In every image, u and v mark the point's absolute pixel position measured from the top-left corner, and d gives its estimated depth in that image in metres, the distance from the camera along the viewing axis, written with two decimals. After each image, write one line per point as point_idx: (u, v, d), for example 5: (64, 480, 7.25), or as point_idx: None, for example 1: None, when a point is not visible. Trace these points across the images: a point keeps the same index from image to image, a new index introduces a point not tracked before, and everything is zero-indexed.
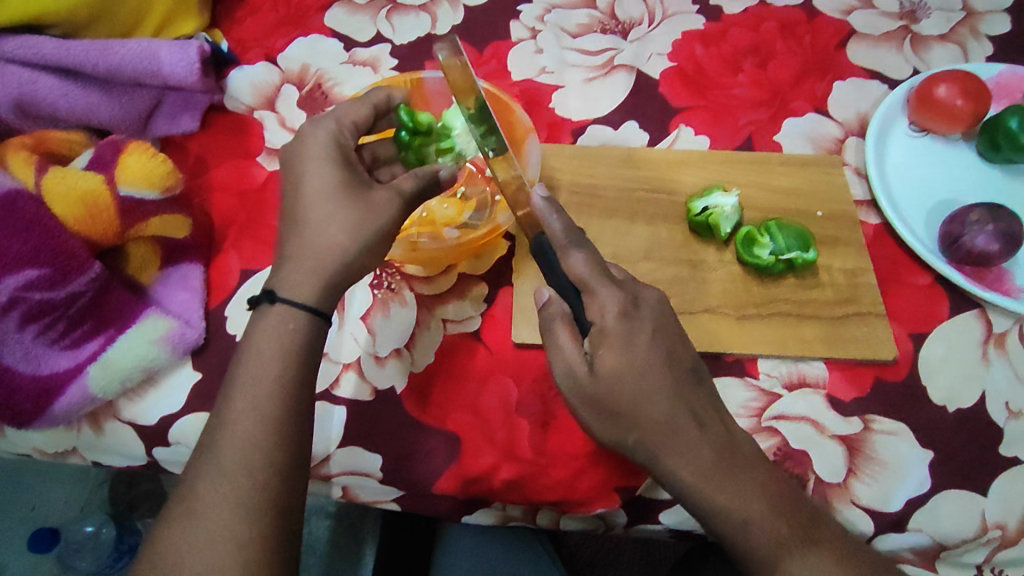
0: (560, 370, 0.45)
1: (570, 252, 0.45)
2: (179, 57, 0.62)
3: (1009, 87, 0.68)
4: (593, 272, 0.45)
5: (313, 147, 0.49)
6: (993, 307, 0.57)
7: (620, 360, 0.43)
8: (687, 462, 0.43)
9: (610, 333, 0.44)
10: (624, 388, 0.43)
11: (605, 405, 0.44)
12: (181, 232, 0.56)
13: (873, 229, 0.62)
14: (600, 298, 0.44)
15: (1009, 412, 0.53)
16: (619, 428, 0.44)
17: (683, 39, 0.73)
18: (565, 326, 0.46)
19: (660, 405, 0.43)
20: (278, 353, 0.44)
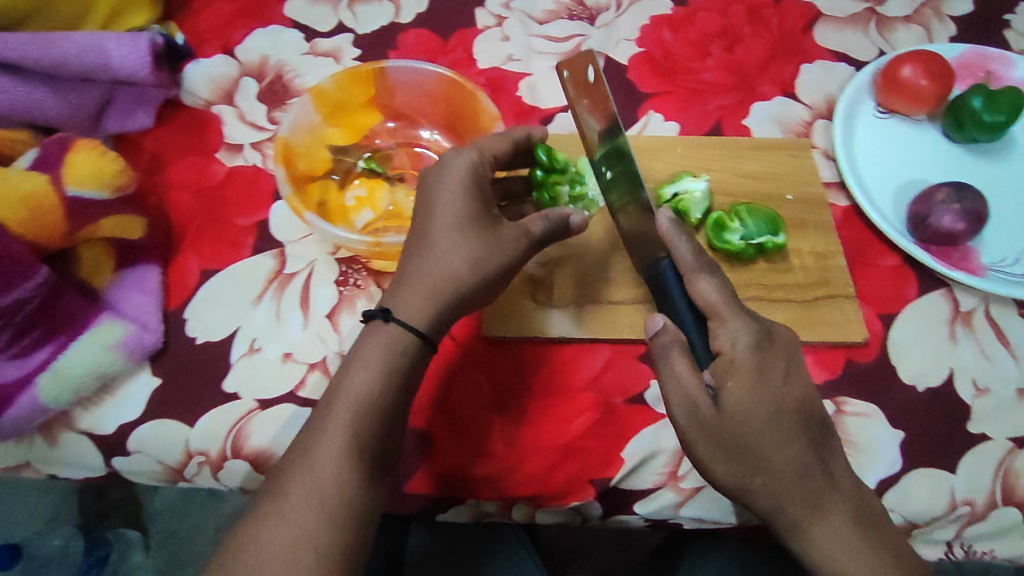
0: (676, 402, 0.44)
1: (698, 277, 0.47)
2: (129, 49, 0.60)
3: (972, 66, 0.68)
4: (723, 300, 0.46)
5: (447, 189, 0.48)
6: (960, 286, 0.58)
7: (746, 392, 0.43)
8: (794, 492, 0.43)
9: (739, 364, 0.43)
10: (754, 426, 0.43)
11: (729, 441, 0.43)
12: (136, 233, 0.54)
13: (842, 211, 0.62)
14: (729, 325, 0.45)
15: (976, 389, 0.54)
16: (732, 462, 0.43)
17: (651, 25, 0.72)
18: (680, 354, 0.45)
19: (786, 443, 0.43)
20: (377, 368, 0.45)
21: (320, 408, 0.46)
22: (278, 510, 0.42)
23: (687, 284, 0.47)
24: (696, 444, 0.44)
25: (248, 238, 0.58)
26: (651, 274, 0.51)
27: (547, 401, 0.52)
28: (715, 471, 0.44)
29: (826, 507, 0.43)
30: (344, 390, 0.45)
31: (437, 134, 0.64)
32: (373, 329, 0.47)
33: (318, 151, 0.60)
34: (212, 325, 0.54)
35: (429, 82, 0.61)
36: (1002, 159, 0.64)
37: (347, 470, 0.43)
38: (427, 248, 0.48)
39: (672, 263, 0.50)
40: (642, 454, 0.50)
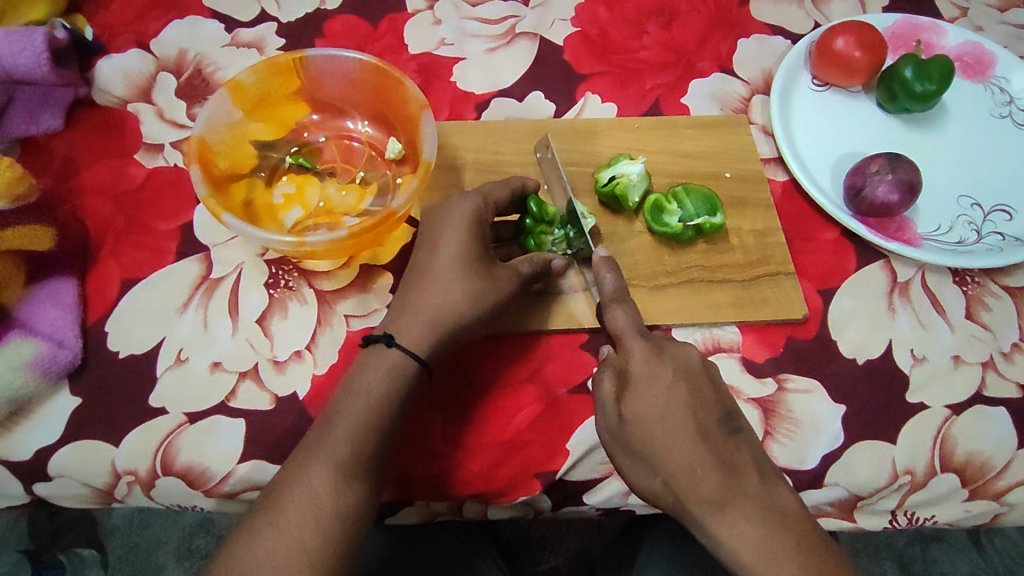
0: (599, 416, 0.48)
1: (613, 309, 0.49)
2: (22, 46, 0.57)
3: (903, 36, 0.68)
4: (630, 327, 0.48)
5: (454, 224, 0.49)
6: (896, 256, 0.58)
7: (638, 401, 0.45)
8: (696, 495, 0.42)
9: (637, 377, 0.46)
10: (651, 434, 0.44)
11: (631, 446, 0.45)
12: (45, 243, 0.51)
13: (781, 186, 0.62)
14: (627, 348, 0.47)
15: (914, 358, 0.54)
16: (642, 468, 0.45)
17: (587, 3, 0.70)
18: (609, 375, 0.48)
19: (681, 445, 0.43)
20: (383, 392, 0.45)
21: (320, 431, 0.44)
22: (275, 534, 0.41)
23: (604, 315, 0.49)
24: (616, 455, 0.46)
25: (171, 243, 0.55)
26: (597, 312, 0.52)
27: (489, 396, 0.51)
28: (635, 479, 0.45)
29: (736, 516, 0.41)
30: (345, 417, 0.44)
31: (367, 124, 0.61)
32: (375, 353, 0.46)
33: (240, 148, 0.57)
34: (134, 338, 0.51)
35: (353, 71, 0.58)
36: (934, 127, 0.65)
37: (348, 497, 0.43)
38: (436, 279, 0.48)
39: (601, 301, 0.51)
40: (588, 444, 0.50)
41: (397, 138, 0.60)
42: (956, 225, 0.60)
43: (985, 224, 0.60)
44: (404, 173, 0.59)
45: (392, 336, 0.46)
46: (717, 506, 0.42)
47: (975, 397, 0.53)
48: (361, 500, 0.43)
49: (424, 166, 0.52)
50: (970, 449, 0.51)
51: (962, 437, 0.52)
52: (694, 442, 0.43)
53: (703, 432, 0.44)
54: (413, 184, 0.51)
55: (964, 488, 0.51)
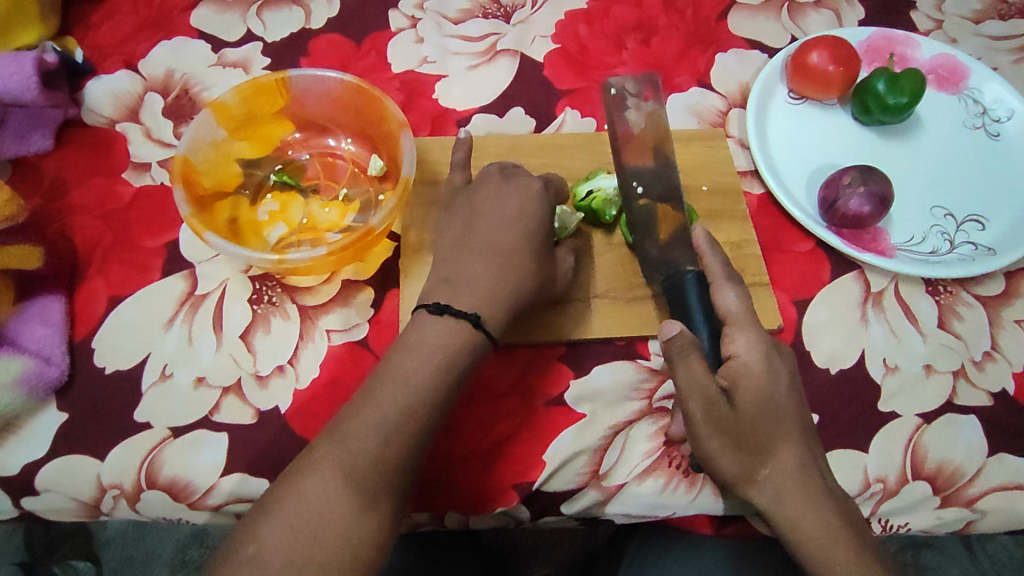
0: (693, 399, 0.46)
1: (723, 287, 0.50)
2: (11, 71, 0.57)
3: (879, 49, 0.70)
4: (744, 312, 0.49)
5: (501, 211, 0.53)
6: (870, 267, 0.59)
7: (752, 386, 0.47)
8: (784, 479, 0.46)
9: (751, 365, 0.47)
10: (764, 418, 0.46)
11: (737, 433, 0.46)
12: (34, 262, 0.53)
13: (757, 199, 0.63)
14: (733, 335, 0.48)
15: (886, 367, 0.55)
16: (736, 452, 0.46)
17: (567, 20, 0.71)
18: (699, 358, 0.46)
19: (787, 428, 0.47)
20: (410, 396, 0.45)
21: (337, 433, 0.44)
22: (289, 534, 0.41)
23: (713, 293, 0.50)
24: (705, 438, 0.46)
25: (157, 261, 0.56)
26: (671, 284, 0.52)
27: (468, 407, 0.52)
28: (721, 462, 0.46)
29: (818, 501, 0.46)
30: (364, 424, 0.44)
31: (351, 142, 0.63)
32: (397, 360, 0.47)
33: (225, 166, 0.58)
34: (121, 354, 0.52)
35: (336, 91, 0.60)
36: (908, 139, 0.66)
37: (363, 507, 0.42)
38: (493, 277, 0.49)
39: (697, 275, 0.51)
40: (564, 455, 0.51)
41: (379, 155, 0.61)
42: (930, 235, 0.61)
43: (958, 233, 0.61)
44: (386, 190, 0.60)
45: (480, 316, 0.48)
46: (801, 491, 0.46)
47: (946, 406, 0.54)
48: (376, 514, 0.43)
49: (403, 183, 0.54)
50: (942, 456, 0.52)
51: (934, 445, 0.52)
52: (796, 430, 0.47)
53: (801, 419, 0.48)
54: (391, 202, 0.53)
55: (936, 496, 0.51)
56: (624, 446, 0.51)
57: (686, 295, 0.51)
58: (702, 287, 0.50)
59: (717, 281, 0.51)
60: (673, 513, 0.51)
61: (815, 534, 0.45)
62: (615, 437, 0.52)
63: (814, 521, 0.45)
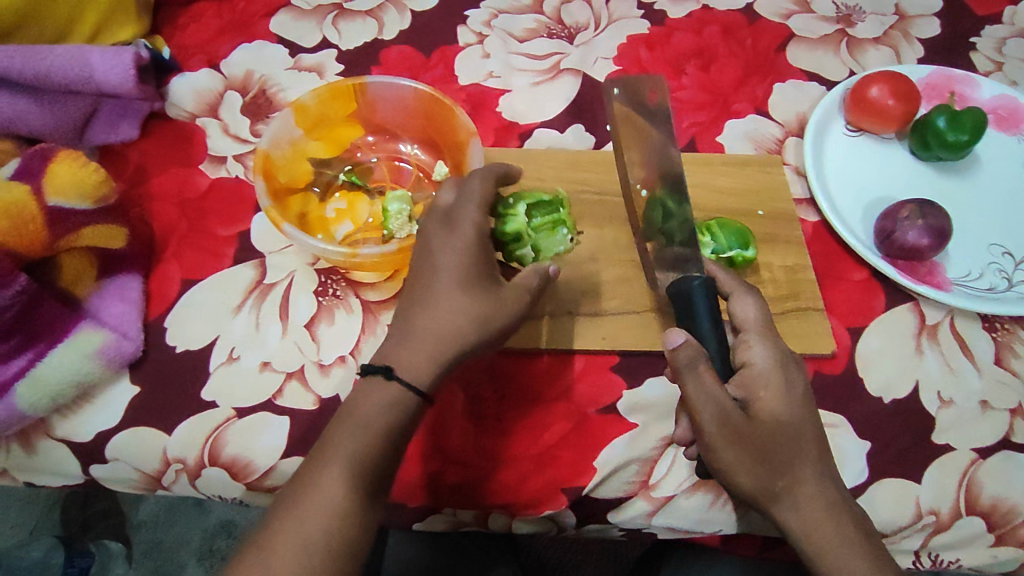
0: (706, 410, 0.45)
1: (741, 297, 0.51)
2: (114, 63, 0.61)
3: (938, 87, 0.70)
4: (760, 323, 0.50)
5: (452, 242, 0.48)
6: (925, 300, 0.59)
7: (763, 394, 0.46)
8: (799, 489, 0.46)
9: (765, 375, 0.47)
10: (781, 424, 0.46)
11: (755, 444, 0.45)
12: (119, 242, 0.55)
13: (812, 226, 0.64)
14: (748, 343, 0.49)
15: (941, 400, 0.55)
16: (755, 463, 0.45)
17: (629, 43, 0.74)
18: (707, 369, 0.45)
19: (795, 434, 0.46)
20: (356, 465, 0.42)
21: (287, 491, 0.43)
22: None
23: (731, 303, 0.51)
24: (722, 449, 0.45)
25: (229, 249, 0.59)
26: (678, 290, 0.51)
27: (520, 410, 0.53)
28: (737, 475, 0.46)
29: (830, 511, 0.46)
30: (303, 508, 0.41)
31: (418, 148, 0.65)
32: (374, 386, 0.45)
33: (299, 164, 0.61)
34: (191, 334, 0.54)
35: (408, 99, 0.62)
36: (965, 176, 0.66)
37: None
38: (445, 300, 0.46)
39: (704, 282, 0.50)
40: (614, 464, 0.51)
41: (444, 162, 0.63)
42: (986, 272, 0.61)
43: (1015, 272, 0.61)
44: None
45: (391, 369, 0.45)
46: (818, 502, 0.46)
47: (1003, 443, 0.53)
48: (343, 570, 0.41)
49: None
50: (997, 493, 0.52)
51: (989, 481, 0.52)
52: (812, 444, 0.47)
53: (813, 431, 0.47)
54: None
55: (989, 533, 0.51)
56: (674, 460, 0.52)
57: (692, 302, 0.49)
58: (710, 296, 0.49)
59: (738, 306, 0.51)
60: (719, 530, 0.51)
61: (833, 548, 0.45)
62: (665, 450, 0.52)
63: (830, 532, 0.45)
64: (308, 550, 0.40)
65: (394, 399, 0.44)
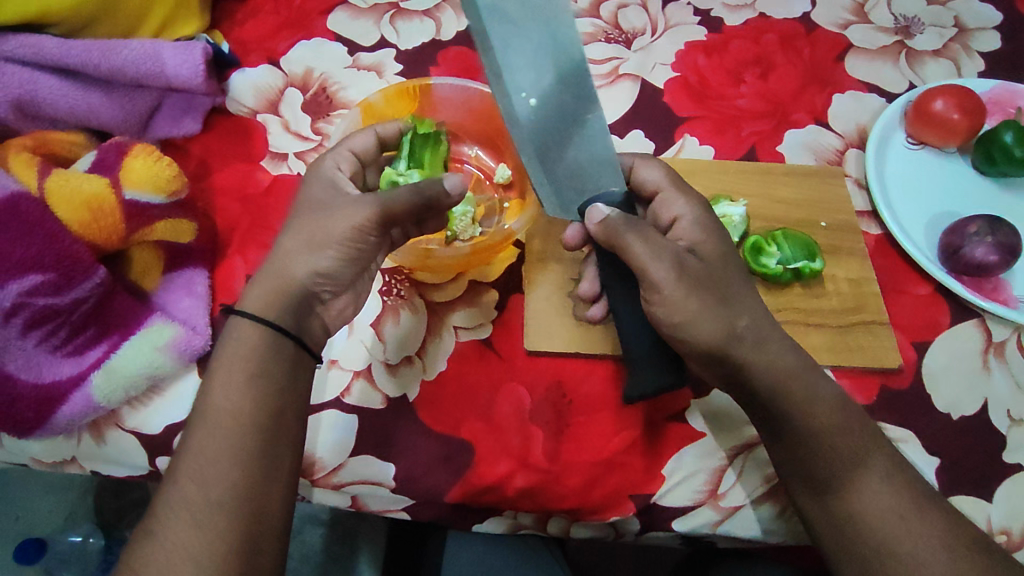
0: (659, 263, 0.46)
1: (642, 167, 0.54)
2: (184, 58, 0.61)
3: (1001, 102, 0.69)
4: (668, 181, 0.53)
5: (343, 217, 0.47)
6: (992, 316, 0.59)
7: (696, 241, 0.50)
8: (824, 424, 0.45)
9: (694, 243, 0.50)
10: (720, 254, 0.49)
11: (706, 280, 0.47)
12: (187, 236, 0.55)
13: (875, 239, 0.63)
14: (670, 203, 0.52)
15: (1011, 419, 0.54)
16: (715, 302, 0.46)
17: (686, 50, 0.73)
18: (644, 226, 0.47)
19: (794, 369, 0.46)
20: (242, 404, 0.42)
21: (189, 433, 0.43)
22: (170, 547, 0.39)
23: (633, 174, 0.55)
24: (685, 299, 0.46)
25: None
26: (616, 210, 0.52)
27: (587, 415, 0.53)
28: (701, 323, 0.45)
29: (869, 452, 0.45)
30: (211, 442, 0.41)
31: (480, 150, 0.65)
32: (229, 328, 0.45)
33: None
34: None
35: (473, 100, 0.62)
36: None
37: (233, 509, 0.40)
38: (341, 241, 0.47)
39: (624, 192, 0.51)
40: (682, 472, 0.51)
41: (506, 164, 0.63)
42: None
43: None
44: (510, 198, 0.62)
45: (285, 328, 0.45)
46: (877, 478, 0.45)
47: None
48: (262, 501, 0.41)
49: None
50: None
51: None
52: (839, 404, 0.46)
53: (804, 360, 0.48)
54: None
55: None
56: (743, 469, 0.51)
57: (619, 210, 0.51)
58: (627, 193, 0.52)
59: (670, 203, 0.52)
60: (787, 541, 0.50)
61: (892, 518, 0.44)
62: (735, 459, 0.51)
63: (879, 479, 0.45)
64: (213, 484, 0.40)
65: (257, 339, 0.44)
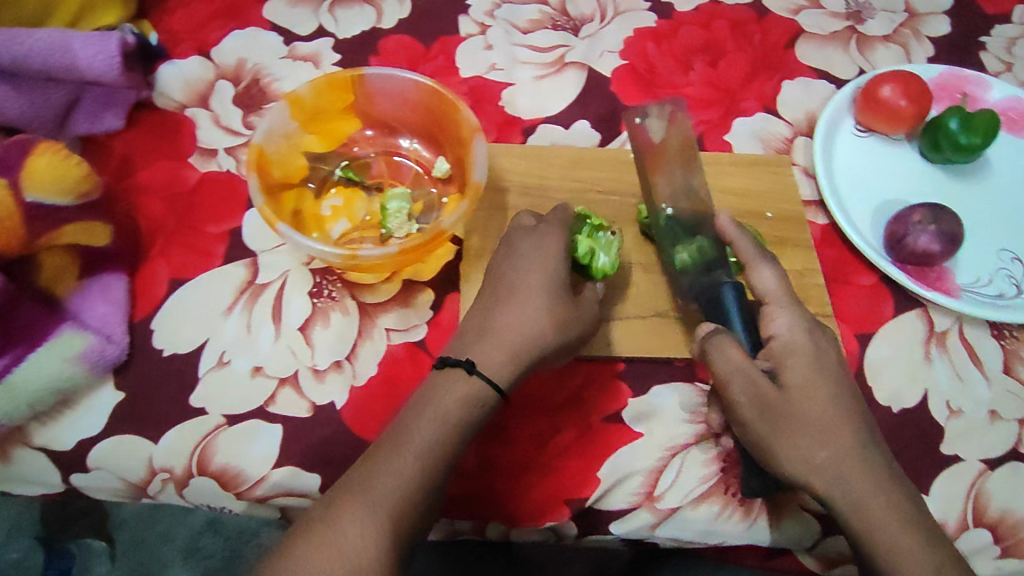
0: (733, 381, 0.46)
1: (760, 266, 0.50)
2: (97, 49, 0.58)
3: (948, 87, 0.69)
4: (780, 290, 0.49)
5: (534, 318, 0.49)
6: (935, 306, 0.58)
7: (793, 359, 0.46)
8: (862, 481, 0.43)
9: (796, 347, 0.47)
10: (817, 394, 0.45)
11: (795, 413, 0.45)
12: (102, 240, 0.53)
13: (821, 229, 0.62)
14: (777, 314, 0.48)
15: (950, 410, 0.54)
16: (786, 428, 0.45)
17: (635, 37, 0.71)
18: (733, 344, 0.47)
19: (846, 428, 0.45)
20: (421, 451, 0.44)
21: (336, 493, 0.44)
22: None
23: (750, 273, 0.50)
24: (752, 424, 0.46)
25: (220, 247, 0.56)
26: (709, 294, 0.52)
27: (522, 418, 0.51)
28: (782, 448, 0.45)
29: (891, 493, 0.44)
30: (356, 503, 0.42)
31: (417, 143, 0.63)
32: (442, 378, 0.47)
33: (294, 159, 0.58)
34: (180, 337, 0.52)
35: (409, 92, 0.59)
36: (975, 179, 0.65)
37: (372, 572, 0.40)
38: (523, 304, 0.50)
39: (736, 286, 0.51)
40: (618, 474, 0.50)
41: (444, 158, 0.61)
42: (996, 278, 0.60)
43: None
44: (449, 193, 0.60)
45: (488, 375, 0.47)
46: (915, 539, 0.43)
47: (1011, 454, 0.53)
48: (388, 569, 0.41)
49: (473, 189, 0.53)
50: (1004, 506, 0.51)
51: (997, 493, 0.51)
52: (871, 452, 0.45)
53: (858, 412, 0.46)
54: (463, 206, 0.52)
55: (996, 545, 0.50)
56: (679, 470, 0.50)
57: (726, 311, 0.50)
58: (740, 298, 0.50)
59: (653, 163, 0.58)
60: (724, 541, 0.50)
61: None
62: (671, 460, 0.51)
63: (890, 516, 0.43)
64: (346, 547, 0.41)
65: (461, 400, 0.46)
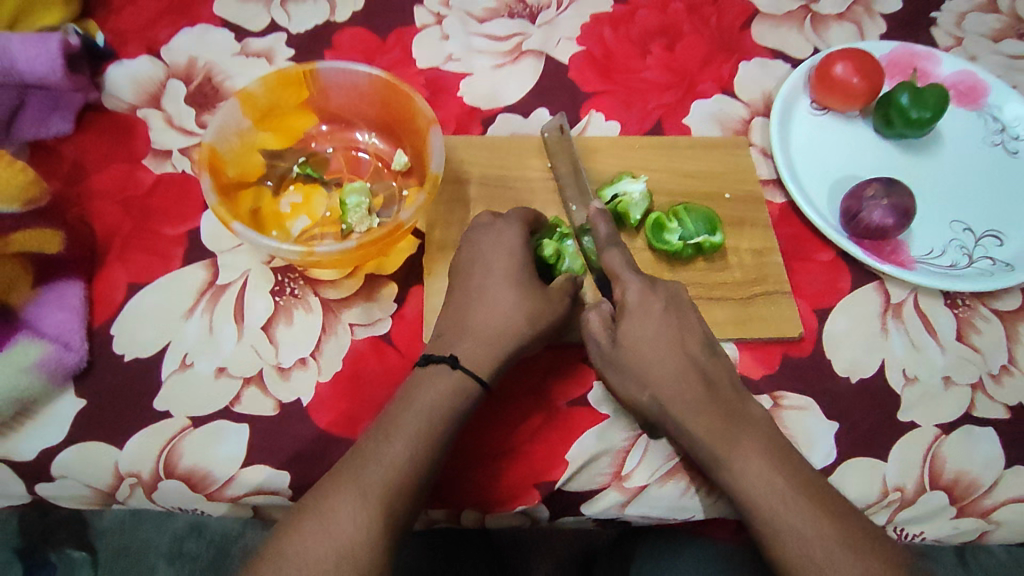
0: (590, 348, 0.52)
1: (609, 251, 0.51)
2: (36, 51, 0.57)
3: (900, 64, 0.70)
4: (625, 264, 0.51)
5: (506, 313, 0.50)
6: (891, 279, 0.60)
7: (634, 318, 0.50)
8: (690, 414, 0.47)
9: (629, 307, 0.50)
10: (643, 346, 0.49)
11: (625, 367, 0.50)
12: (53, 246, 0.52)
13: (779, 208, 0.63)
14: (624, 281, 0.50)
15: (906, 378, 0.55)
16: (626, 383, 0.50)
17: (592, 23, 0.71)
18: (593, 316, 0.52)
19: (665, 368, 0.48)
20: (419, 430, 0.45)
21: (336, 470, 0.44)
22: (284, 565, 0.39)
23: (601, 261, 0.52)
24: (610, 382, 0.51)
25: (178, 248, 0.56)
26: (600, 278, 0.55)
27: (490, 406, 0.52)
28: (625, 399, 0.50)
29: (737, 438, 0.45)
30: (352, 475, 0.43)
31: (376, 136, 0.62)
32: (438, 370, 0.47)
33: (250, 156, 0.58)
34: (142, 341, 0.52)
35: (363, 84, 0.59)
36: (927, 153, 0.66)
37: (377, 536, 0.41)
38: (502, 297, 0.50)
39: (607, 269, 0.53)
40: (586, 456, 0.51)
41: (403, 150, 0.61)
42: (949, 248, 0.61)
43: (976, 247, 0.62)
44: (410, 185, 0.60)
45: (457, 356, 0.48)
46: (754, 462, 0.44)
47: (965, 418, 0.54)
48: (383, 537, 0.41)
49: (431, 180, 0.53)
50: (959, 468, 0.52)
51: (952, 456, 0.53)
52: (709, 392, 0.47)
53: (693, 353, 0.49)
54: (421, 197, 0.52)
55: (952, 506, 0.52)
56: (647, 448, 0.51)
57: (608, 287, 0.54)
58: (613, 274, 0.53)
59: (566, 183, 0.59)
60: (694, 516, 0.51)
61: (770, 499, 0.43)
62: (637, 439, 0.51)
63: (741, 462, 0.44)
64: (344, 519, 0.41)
65: (453, 386, 0.47)
